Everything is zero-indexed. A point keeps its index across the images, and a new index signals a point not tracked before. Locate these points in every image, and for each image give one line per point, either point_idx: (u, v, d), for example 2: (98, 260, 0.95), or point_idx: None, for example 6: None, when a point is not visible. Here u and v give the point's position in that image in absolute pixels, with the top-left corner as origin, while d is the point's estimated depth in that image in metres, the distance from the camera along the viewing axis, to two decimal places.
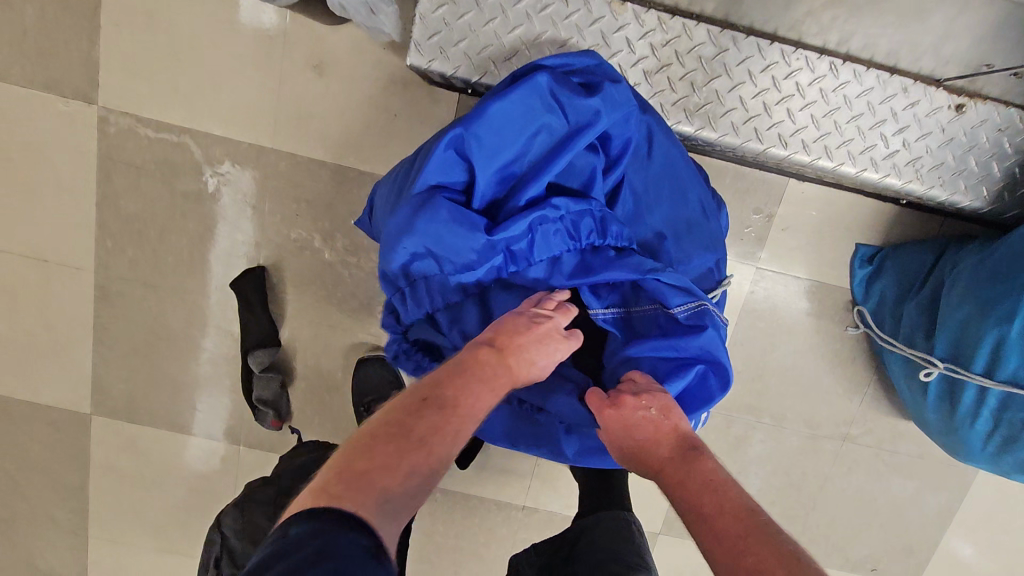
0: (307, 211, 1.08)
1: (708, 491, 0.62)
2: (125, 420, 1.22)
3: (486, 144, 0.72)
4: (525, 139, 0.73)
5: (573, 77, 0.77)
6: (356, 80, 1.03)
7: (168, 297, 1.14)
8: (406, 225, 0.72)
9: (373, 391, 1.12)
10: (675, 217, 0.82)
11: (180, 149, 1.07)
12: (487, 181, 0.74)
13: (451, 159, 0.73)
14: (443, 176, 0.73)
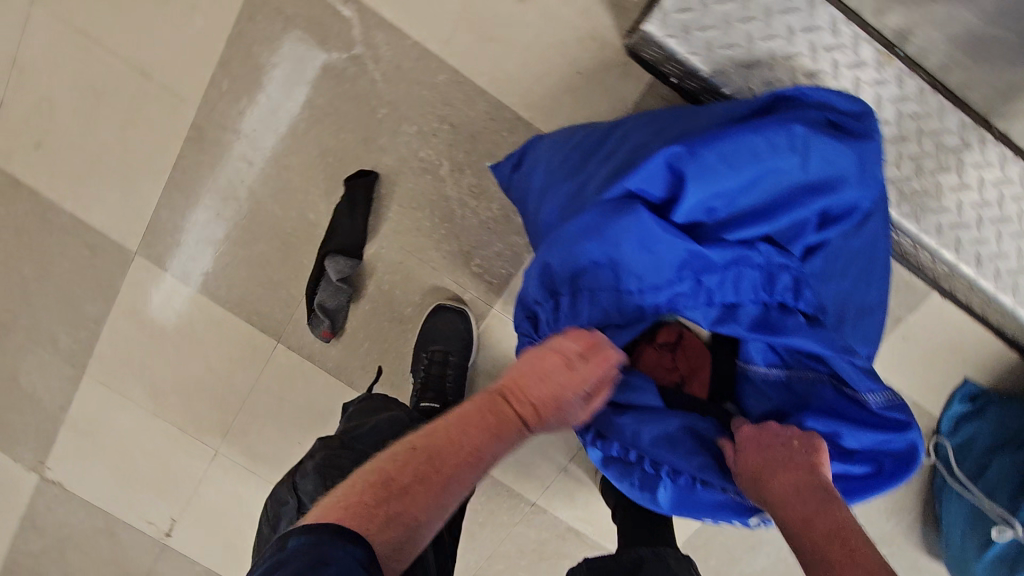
0: (445, 134, 0.99)
1: (833, 532, 0.59)
2: (167, 272, 1.13)
3: (709, 168, 0.63)
4: (755, 179, 0.63)
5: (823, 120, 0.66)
6: (554, 18, 0.93)
7: (264, 166, 1.05)
8: (598, 227, 0.66)
9: (440, 343, 1.04)
10: (859, 296, 0.74)
11: (338, 18, 0.97)
12: (693, 207, 0.65)
13: (662, 174, 0.65)
14: (648, 188, 0.66)
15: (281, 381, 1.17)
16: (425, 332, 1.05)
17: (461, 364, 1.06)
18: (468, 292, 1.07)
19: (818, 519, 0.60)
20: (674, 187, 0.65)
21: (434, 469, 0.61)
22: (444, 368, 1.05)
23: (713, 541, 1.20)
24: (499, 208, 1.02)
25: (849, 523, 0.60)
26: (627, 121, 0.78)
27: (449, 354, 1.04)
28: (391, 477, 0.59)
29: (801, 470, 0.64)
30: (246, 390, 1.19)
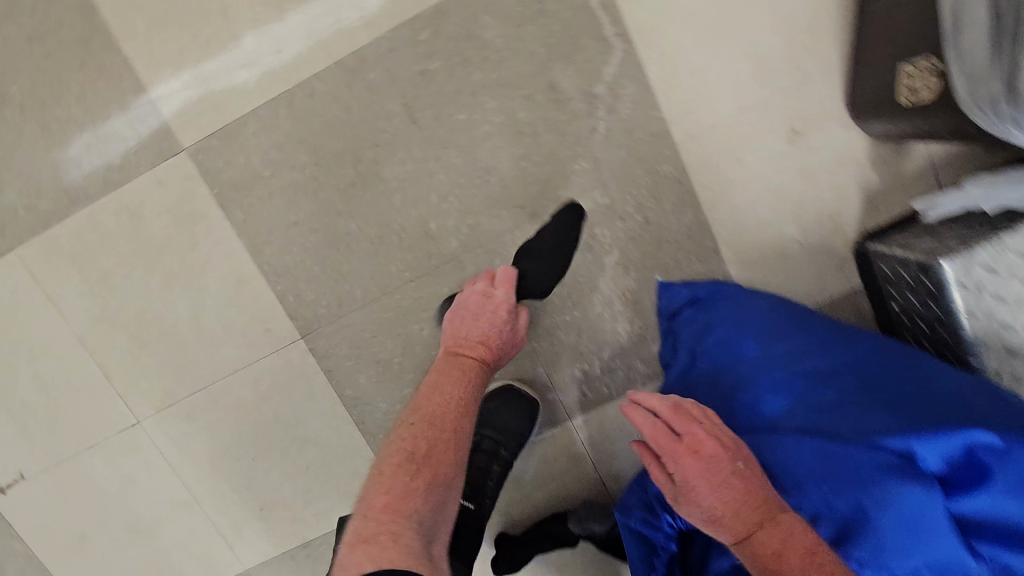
0: (633, 225, 0.84)
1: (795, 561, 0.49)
2: (213, 191, 0.84)
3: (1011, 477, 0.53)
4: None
5: None
6: (806, 178, 0.83)
7: (413, 143, 0.82)
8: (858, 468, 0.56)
9: (497, 431, 0.87)
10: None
11: (595, 47, 0.80)
12: (964, 504, 0.54)
13: (955, 454, 0.55)
14: (929, 455, 0.55)
15: (271, 385, 0.90)
16: (486, 414, 0.88)
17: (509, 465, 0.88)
18: (554, 392, 0.90)
19: (769, 529, 0.51)
20: (959, 477, 0.55)
21: (418, 470, 0.61)
22: (491, 464, 0.85)
23: None
24: (641, 326, 0.87)
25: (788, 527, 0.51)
26: (883, 351, 0.68)
27: (501, 448, 0.87)
28: (410, 452, 0.63)
29: (739, 481, 0.53)
30: (222, 373, 0.90)
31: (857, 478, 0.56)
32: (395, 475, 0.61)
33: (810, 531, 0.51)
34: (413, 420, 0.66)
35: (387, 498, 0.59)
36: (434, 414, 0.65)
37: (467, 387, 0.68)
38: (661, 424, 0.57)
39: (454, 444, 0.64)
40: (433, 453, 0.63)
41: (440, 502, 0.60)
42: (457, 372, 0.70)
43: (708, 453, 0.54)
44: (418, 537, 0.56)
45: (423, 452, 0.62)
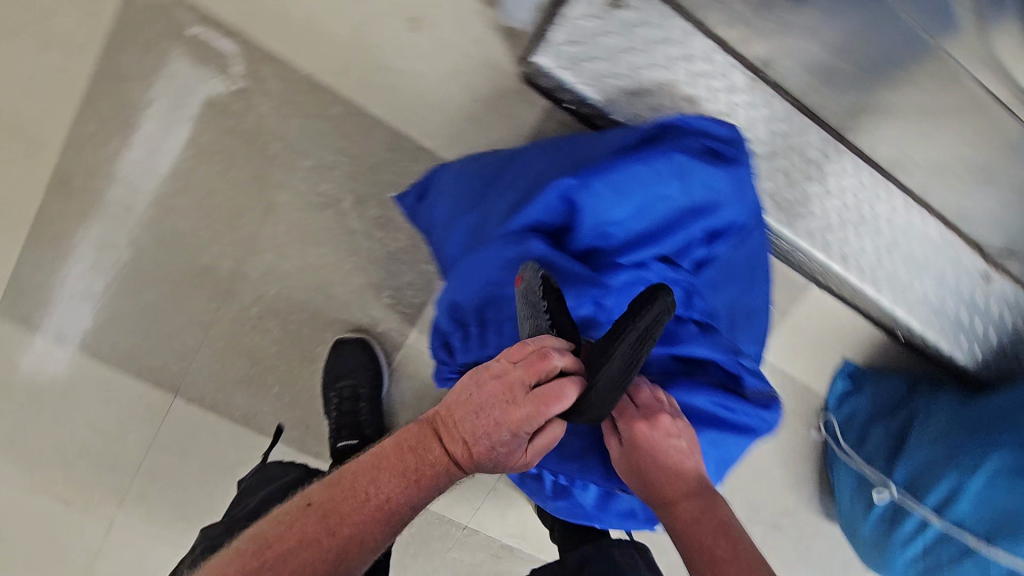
0: (345, 167, 0.96)
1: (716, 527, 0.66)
2: (39, 334, 1.00)
3: (598, 198, 0.67)
4: (640, 206, 0.68)
5: (706, 141, 0.71)
6: (446, 49, 0.93)
7: (146, 211, 0.96)
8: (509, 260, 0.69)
9: (349, 377, 1.03)
10: (752, 302, 0.82)
11: (219, 53, 0.90)
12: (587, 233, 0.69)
13: (559, 205, 0.69)
14: (543, 217, 0.69)
15: (184, 440, 1.09)
16: (335, 369, 1.03)
17: (374, 395, 1.05)
18: (382, 325, 1.06)
19: (677, 477, 0.68)
20: (571, 215, 0.69)
21: (262, 567, 0.54)
22: (357, 403, 1.03)
23: None
24: (406, 238, 1.01)
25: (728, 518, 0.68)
26: (525, 152, 0.80)
27: (359, 388, 1.03)
28: (269, 543, 0.56)
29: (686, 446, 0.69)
30: (144, 453, 1.08)
31: (508, 261, 0.71)
32: (230, 563, 0.55)
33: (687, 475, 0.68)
34: (314, 505, 0.58)
35: None
36: (331, 506, 0.57)
37: (420, 483, 0.59)
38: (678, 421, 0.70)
39: (337, 559, 0.55)
40: (293, 551, 0.55)
41: None
42: (402, 468, 0.59)
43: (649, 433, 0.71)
44: None
45: (270, 555, 0.55)
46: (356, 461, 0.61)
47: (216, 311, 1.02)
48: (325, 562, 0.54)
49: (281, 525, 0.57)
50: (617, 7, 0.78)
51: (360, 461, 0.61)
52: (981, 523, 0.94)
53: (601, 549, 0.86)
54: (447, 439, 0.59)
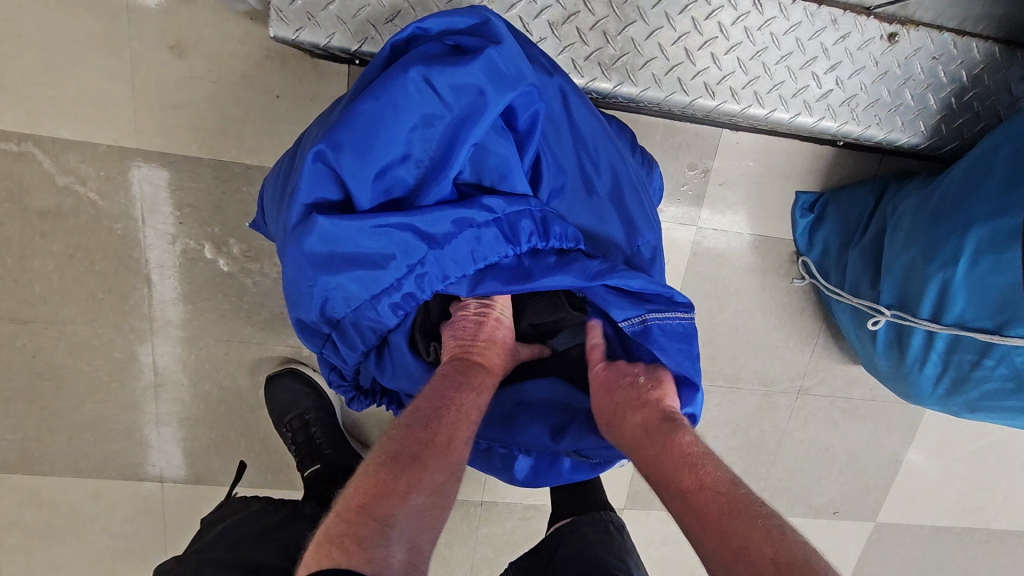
0: (192, 217, 0.94)
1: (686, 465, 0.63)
2: (21, 473, 1.07)
3: (353, 150, 0.61)
4: (403, 140, 0.62)
5: (448, 40, 0.64)
6: (223, 60, 0.87)
7: (45, 331, 0.98)
8: (304, 252, 0.63)
9: (292, 407, 1.03)
10: (611, 188, 0.73)
11: (24, 161, 0.89)
12: (370, 190, 0.63)
13: (324, 173, 0.63)
14: (316, 193, 0.63)
15: (189, 517, 1.13)
16: (276, 406, 1.03)
17: (323, 415, 1.05)
18: (306, 348, 1.05)
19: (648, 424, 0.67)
20: (342, 180, 0.63)
21: (400, 470, 0.59)
22: (307, 429, 1.03)
23: None
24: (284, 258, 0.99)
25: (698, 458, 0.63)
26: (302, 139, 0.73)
27: (305, 413, 1.03)
28: (399, 451, 0.61)
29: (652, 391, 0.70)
30: (163, 540, 1.14)
31: (309, 254, 0.63)
32: (377, 471, 0.59)
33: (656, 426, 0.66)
34: (376, 495, 0.57)
35: (362, 497, 0.57)
36: (430, 411, 0.64)
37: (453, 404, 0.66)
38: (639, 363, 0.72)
39: (449, 446, 0.63)
40: (419, 453, 0.61)
41: (418, 506, 0.57)
42: (427, 424, 0.63)
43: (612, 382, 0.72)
44: (389, 534, 0.54)
45: (403, 458, 0.60)
46: (379, 455, 0.61)
47: (154, 395, 1.05)
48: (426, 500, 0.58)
49: (394, 435, 0.63)
50: None
51: (385, 447, 0.62)
52: (987, 314, 0.78)
53: (574, 526, 0.86)
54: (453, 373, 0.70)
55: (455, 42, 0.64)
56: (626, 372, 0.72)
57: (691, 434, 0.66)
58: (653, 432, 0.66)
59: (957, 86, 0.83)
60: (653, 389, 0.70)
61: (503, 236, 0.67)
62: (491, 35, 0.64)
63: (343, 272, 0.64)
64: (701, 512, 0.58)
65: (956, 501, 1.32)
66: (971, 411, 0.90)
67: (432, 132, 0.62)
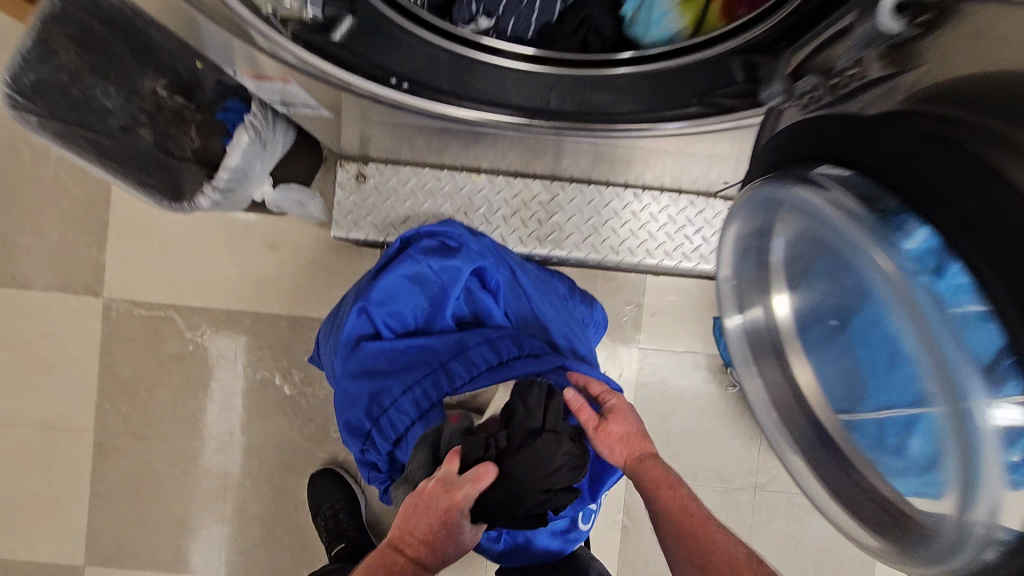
0: (269, 355, 1.34)
1: (680, 507, 0.84)
2: (115, 566, 1.34)
3: (381, 302, 0.99)
4: (412, 297, 1.01)
5: (438, 240, 1.06)
6: (301, 250, 1.33)
7: (156, 444, 1.34)
8: (352, 365, 0.98)
9: (326, 500, 1.30)
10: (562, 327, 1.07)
11: (166, 321, 1.33)
12: (391, 327, 1.01)
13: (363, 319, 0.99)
14: (356, 332, 1.00)
15: None
16: (316, 498, 1.30)
17: (350, 505, 1.30)
18: (341, 455, 1.35)
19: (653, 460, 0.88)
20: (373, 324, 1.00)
21: None
22: (336, 514, 1.28)
23: (642, 549, 1.38)
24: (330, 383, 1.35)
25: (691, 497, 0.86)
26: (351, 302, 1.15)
27: (334, 505, 1.30)
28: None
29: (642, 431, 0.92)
30: None
31: (354, 369, 0.98)
32: None
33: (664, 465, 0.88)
34: None
35: None
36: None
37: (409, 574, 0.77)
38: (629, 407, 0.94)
39: None
40: None
41: None
42: None
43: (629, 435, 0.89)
44: None
45: None
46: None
47: (223, 497, 1.35)
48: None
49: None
50: (364, 180, 1.15)
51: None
52: None
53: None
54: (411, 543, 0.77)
55: (443, 241, 1.06)
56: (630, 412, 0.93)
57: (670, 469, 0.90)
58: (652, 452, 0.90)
59: None
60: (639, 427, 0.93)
61: (493, 349, 0.98)
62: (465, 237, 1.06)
63: (376, 380, 0.97)
64: (698, 528, 0.82)
65: None
66: None
67: (431, 290, 1.02)
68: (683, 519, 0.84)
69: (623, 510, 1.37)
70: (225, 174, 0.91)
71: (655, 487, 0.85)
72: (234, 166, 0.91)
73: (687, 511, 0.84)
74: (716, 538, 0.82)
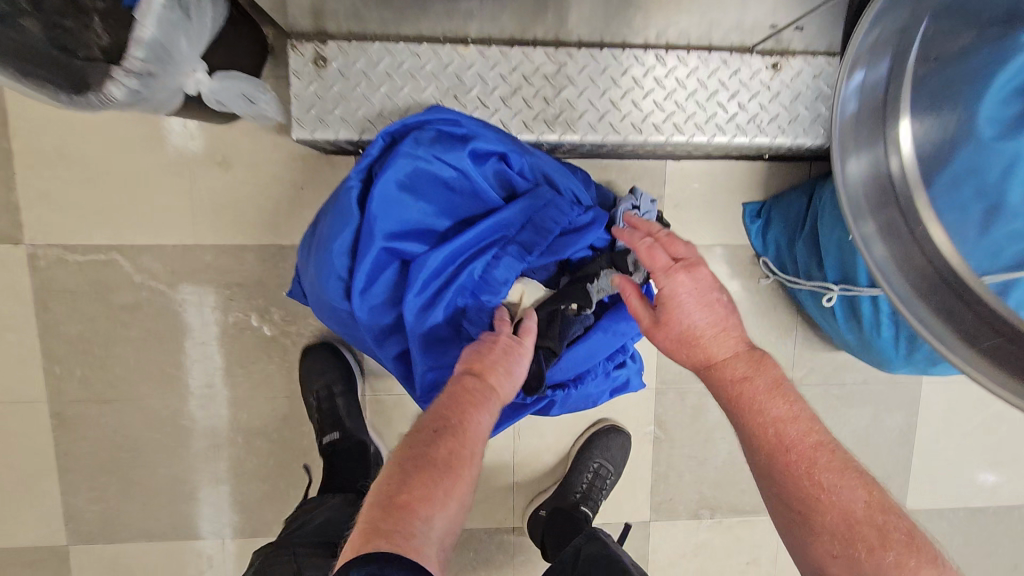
0: (239, 293, 1.15)
1: (730, 395, 0.75)
2: (103, 542, 1.21)
3: (385, 223, 0.83)
4: (436, 199, 0.85)
5: (427, 132, 0.86)
6: (257, 167, 1.11)
7: (127, 407, 1.17)
8: (390, 285, 0.86)
9: (318, 380, 1.12)
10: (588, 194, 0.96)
11: (110, 267, 1.12)
12: (412, 243, 0.85)
13: (385, 251, 0.84)
14: (379, 259, 0.84)
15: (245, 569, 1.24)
16: (309, 367, 1.13)
17: (349, 390, 1.13)
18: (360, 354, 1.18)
19: (678, 347, 0.76)
20: (394, 251, 0.85)
21: (433, 458, 0.75)
22: (333, 400, 1.11)
23: (674, 459, 1.29)
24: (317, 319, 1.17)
25: (735, 372, 0.74)
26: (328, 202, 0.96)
27: (332, 386, 1.11)
28: (433, 440, 0.77)
29: (734, 373, 0.74)
30: None
31: (393, 287, 0.87)
32: (418, 460, 0.75)
33: (744, 368, 0.74)
34: (428, 438, 0.77)
35: (447, 456, 0.75)
36: (446, 434, 0.77)
37: (487, 416, 0.81)
38: (679, 335, 0.75)
39: (464, 453, 0.77)
40: (445, 459, 0.75)
41: (438, 472, 0.74)
42: (450, 435, 0.77)
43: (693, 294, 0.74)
44: (448, 455, 0.76)
45: (441, 444, 0.76)
46: (418, 453, 0.76)
47: (213, 456, 1.21)
48: (453, 504, 0.73)
49: (442, 446, 0.76)
50: (325, 64, 0.94)
51: (422, 447, 0.76)
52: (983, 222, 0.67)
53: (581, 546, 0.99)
54: (483, 375, 0.82)
55: (432, 133, 0.86)
56: (676, 324, 0.75)
57: (743, 364, 0.75)
58: (737, 359, 0.75)
59: None
60: (684, 338, 0.75)
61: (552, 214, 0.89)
62: (449, 119, 0.87)
63: (423, 297, 0.85)
64: (713, 368, 0.76)
65: (973, 477, 1.36)
66: (934, 363, 1.00)
67: (445, 191, 0.86)
68: (733, 401, 0.75)
69: (652, 422, 1.27)
70: (140, 50, 0.68)
71: (733, 404, 0.75)
72: (151, 39, 0.68)
73: (713, 351, 0.75)
74: (723, 335, 0.75)
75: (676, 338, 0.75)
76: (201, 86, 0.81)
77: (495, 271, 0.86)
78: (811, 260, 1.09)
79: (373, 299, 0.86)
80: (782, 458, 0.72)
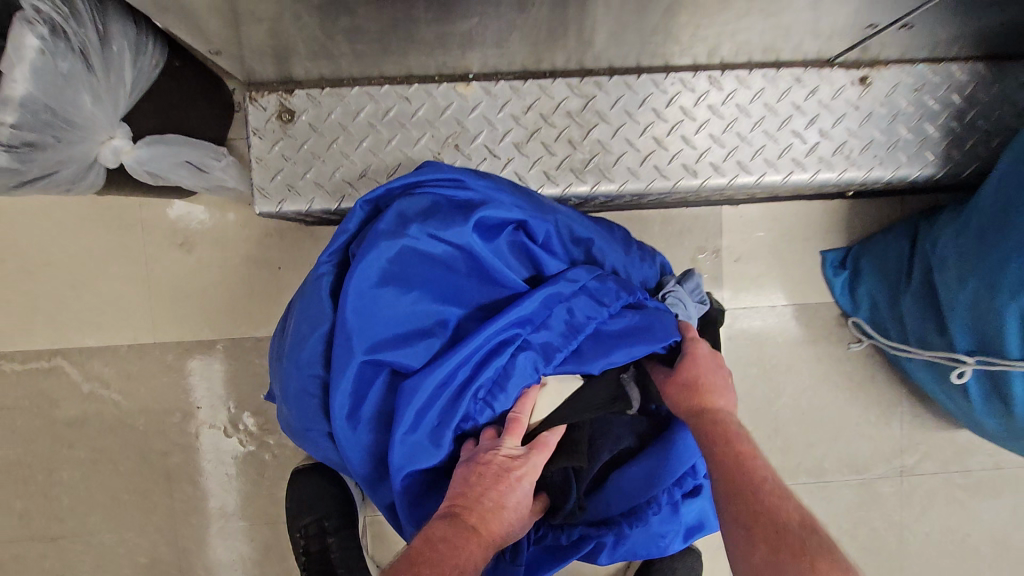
0: (207, 399, 0.94)
1: (712, 434, 0.62)
2: None
3: (367, 324, 0.60)
4: (433, 287, 0.63)
5: (420, 197, 0.65)
6: (225, 246, 0.92)
7: (75, 546, 0.95)
8: (378, 407, 0.63)
9: (309, 512, 0.89)
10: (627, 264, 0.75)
11: (52, 375, 0.93)
12: (406, 350, 0.62)
13: (368, 363, 0.62)
14: (362, 374, 0.62)
15: None
16: (295, 499, 0.89)
17: (345, 526, 0.90)
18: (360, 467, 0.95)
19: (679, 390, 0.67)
20: (380, 363, 0.62)
21: None
22: (324, 540, 0.88)
23: None
24: None
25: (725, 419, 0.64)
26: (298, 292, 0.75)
27: (324, 521, 0.89)
28: None
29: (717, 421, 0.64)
30: None
31: (384, 409, 0.64)
32: None
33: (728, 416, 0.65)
34: None
35: None
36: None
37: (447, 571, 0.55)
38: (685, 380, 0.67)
39: None
40: None
41: None
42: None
43: (707, 362, 0.68)
44: None
45: None
46: None
47: None
48: None
49: None
50: (294, 118, 0.75)
51: None
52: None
53: None
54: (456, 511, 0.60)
55: (427, 199, 0.65)
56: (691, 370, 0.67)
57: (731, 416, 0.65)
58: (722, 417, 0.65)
59: (952, 109, 0.78)
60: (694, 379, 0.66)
61: (592, 298, 0.66)
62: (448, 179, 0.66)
63: (425, 424, 0.62)
64: (699, 416, 0.64)
65: None
66: None
67: (445, 276, 0.63)
68: (708, 436, 0.62)
69: None
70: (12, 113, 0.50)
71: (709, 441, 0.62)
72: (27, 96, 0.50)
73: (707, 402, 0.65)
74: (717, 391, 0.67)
75: (691, 379, 0.66)
76: (125, 154, 0.63)
77: (510, 383, 0.64)
78: (924, 323, 0.85)
79: (357, 429, 0.63)
80: (736, 474, 0.58)
